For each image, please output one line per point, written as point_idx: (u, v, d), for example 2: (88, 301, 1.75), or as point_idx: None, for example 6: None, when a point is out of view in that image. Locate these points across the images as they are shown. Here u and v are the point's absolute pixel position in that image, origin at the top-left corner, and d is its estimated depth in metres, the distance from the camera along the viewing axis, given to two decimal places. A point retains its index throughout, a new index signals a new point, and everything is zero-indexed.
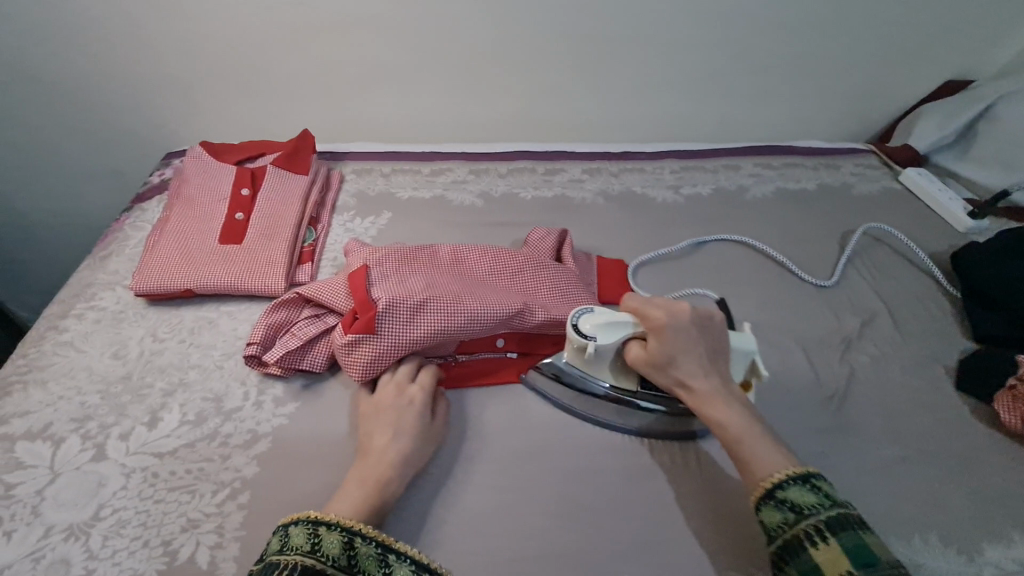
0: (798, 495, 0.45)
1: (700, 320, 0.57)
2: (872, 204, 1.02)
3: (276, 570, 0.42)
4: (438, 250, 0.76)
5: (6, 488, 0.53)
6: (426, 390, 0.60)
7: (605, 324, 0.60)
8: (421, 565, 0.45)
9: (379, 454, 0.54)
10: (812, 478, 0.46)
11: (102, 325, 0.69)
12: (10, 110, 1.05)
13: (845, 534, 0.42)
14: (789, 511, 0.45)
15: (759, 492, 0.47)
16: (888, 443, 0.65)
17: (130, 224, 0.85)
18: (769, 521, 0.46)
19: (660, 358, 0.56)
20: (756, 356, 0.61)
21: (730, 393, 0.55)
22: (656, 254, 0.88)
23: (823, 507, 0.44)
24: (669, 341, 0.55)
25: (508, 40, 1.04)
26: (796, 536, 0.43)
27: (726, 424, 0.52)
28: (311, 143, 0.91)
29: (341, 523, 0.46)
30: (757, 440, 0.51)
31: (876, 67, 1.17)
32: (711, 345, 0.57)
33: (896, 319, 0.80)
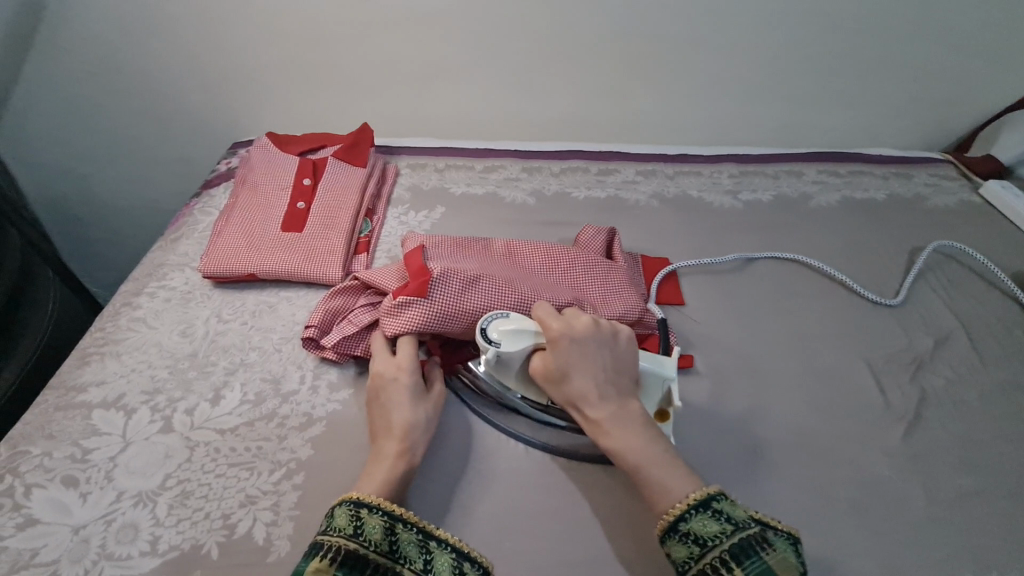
0: (701, 526, 0.44)
1: (600, 336, 0.54)
2: (947, 217, 0.96)
3: (320, 551, 0.43)
4: (491, 245, 0.76)
5: (83, 452, 0.56)
6: (410, 362, 0.59)
7: (514, 331, 0.56)
8: (462, 554, 0.46)
9: (393, 430, 0.54)
10: (713, 502, 0.45)
11: (171, 303, 0.73)
12: (95, 99, 1.12)
13: (749, 562, 0.41)
14: (694, 545, 0.43)
15: (662, 524, 0.45)
16: (963, 473, 0.60)
17: (199, 209, 0.89)
18: (673, 557, 0.44)
19: (558, 378, 0.53)
20: (672, 384, 0.56)
21: (630, 412, 0.51)
22: (696, 262, 0.84)
23: (724, 535, 0.43)
24: (566, 359, 0.52)
25: (567, 39, 1.03)
26: (703, 571, 0.42)
27: (621, 450, 0.49)
28: (370, 136, 0.93)
29: (382, 506, 0.46)
30: (655, 467, 0.48)
31: (957, 71, 1.10)
32: (613, 363, 0.53)
33: (973, 340, 0.75)
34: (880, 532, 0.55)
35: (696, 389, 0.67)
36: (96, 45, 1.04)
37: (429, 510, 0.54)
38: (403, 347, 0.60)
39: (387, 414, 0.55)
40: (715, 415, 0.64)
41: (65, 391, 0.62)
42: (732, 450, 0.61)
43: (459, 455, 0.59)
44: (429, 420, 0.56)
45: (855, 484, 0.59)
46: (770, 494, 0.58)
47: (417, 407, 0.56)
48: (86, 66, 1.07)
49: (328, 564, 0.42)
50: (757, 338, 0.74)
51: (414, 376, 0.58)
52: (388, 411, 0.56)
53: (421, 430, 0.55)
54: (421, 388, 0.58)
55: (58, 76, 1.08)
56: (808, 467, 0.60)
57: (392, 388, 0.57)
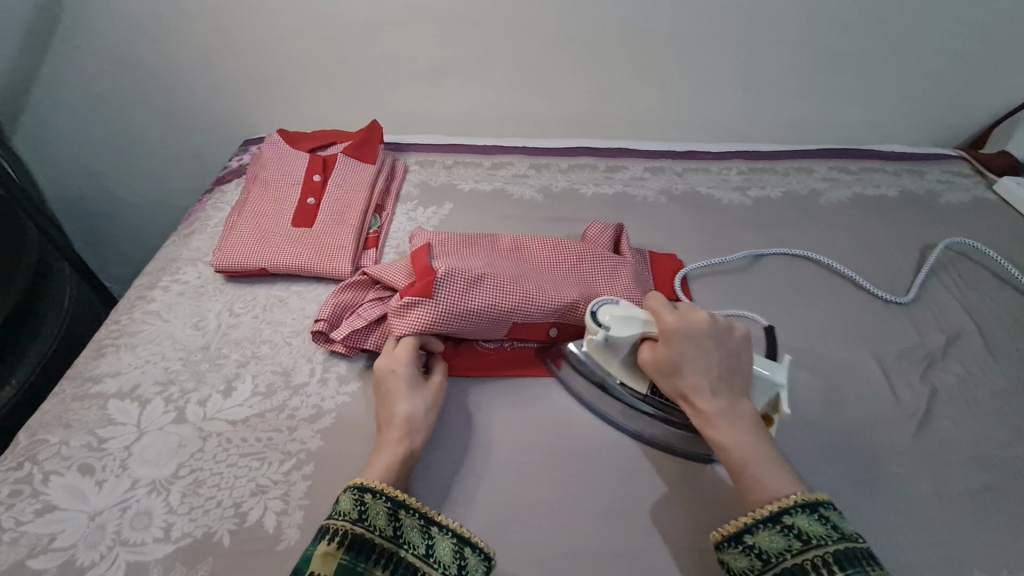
0: (807, 524, 0.43)
1: (717, 332, 0.53)
2: (961, 213, 0.95)
3: (327, 534, 0.43)
4: (498, 240, 0.77)
5: (98, 441, 0.57)
6: (406, 354, 0.60)
7: (624, 317, 0.57)
8: (462, 538, 0.47)
9: (395, 422, 0.55)
10: (822, 507, 0.44)
11: (184, 297, 0.74)
12: (109, 98, 1.14)
13: (852, 571, 0.41)
14: (795, 539, 0.43)
15: (761, 512, 0.45)
16: (974, 471, 0.60)
17: (211, 205, 0.90)
18: (766, 545, 0.44)
19: (669, 367, 0.53)
20: (780, 391, 0.56)
21: (741, 411, 0.51)
22: (708, 262, 0.83)
23: (831, 539, 0.42)
24: (681, 351, 0.52)
25: (573, 36, 1.04)
26: (800, 567, 0.42)
27: (728, 446, 0.49)
28: (379, 133, 0.94)
29: (385, 491, 0.47)
30: (762, 465, 0.47)
31: (971, 66, 1.08)
32: (727, 359, 0.52)
33: (986, 337, 0.74)
34: (889, 529, 0.55)
35: None
36: (110, 44, 1.06)
37: (438, 501, 0.55)
38: (404, 342, 0.61)
39: (391, 405, 0.56)
40: None
41: (81, 381, 0.63)
42: None
43: (469, 447, 0.59)
44: (428, 410, 0.57)
45: (863, 481, 0.59)
46: None
47: (418, 399, 0.57)
48: (100, 64, 1.09)
49: (337, 547, 0.42)
50: (766, 334, 0.74)
51: (410, 367, 0.59)
52: (390, 402, 0.57)
53: (421, 421, 0.56)
54: (419, 378, 0.59)
55: (73, 74, 1.10)
56: (817, 463, 0.60)
57: (392, 379, 0.58)
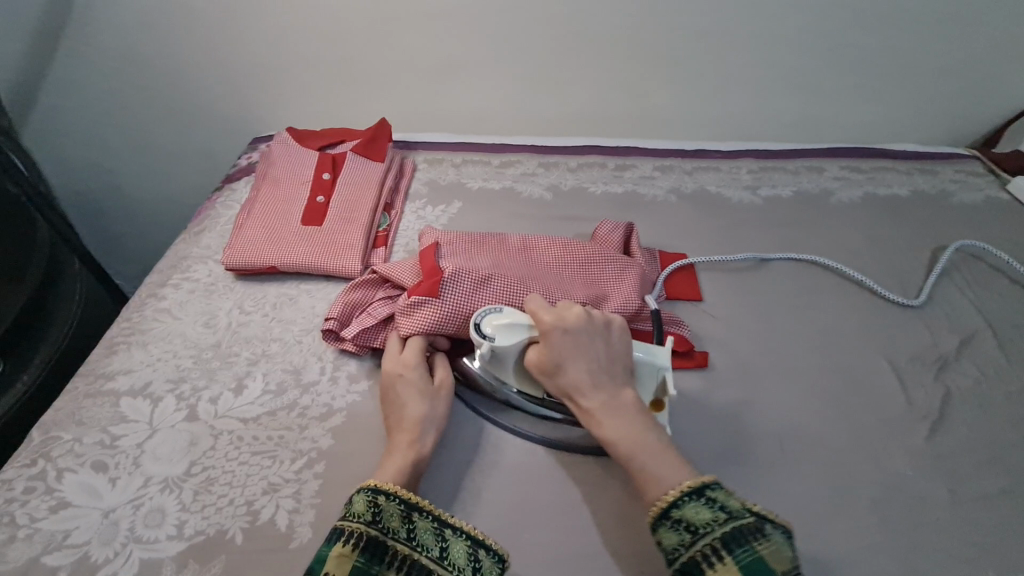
0: (694, 513, 0.44)
1: (591, 326, 0.55)
2: (974, 213, 0.94)
3: (341, 536, 0.44)
4: (508, 239, 0.77)
5: (112, 438, 0.57)
6: (416, 357, 0.60)
7: (506, 324, 0.57)
8: (477, 542, 0.46)
9: (405, 427, 0.55)
10: (707, 490, 0.44)
11: (195, 295, 0.74)
12: (119, 96, 1.14)
13: (739, 551, 0.41)
14: (685, 532, 0.43)
15: (653, 511, 0.45)
16: (987, 474, 0.59)
17: (221, 203, 0.90)
18: (665, 544, 0.44)
19: (551, 366, 0.54)
20: (666, 373, 0.56)
21: (622, 401, 0.52)
22: (710, 258, 0.83)
23: (717, 522, 0.43)
24: (557, 351, 0.53)
25: (585, 34, 1.03)
26: (693, 558, 0.42)
27: (615, 438, 0.50)
28: (388, 131, 0.94)
29: (399, 494, 0.47)
30: (645, 456, 0.48)
31: (985, 64, 1.07)
32: (603, 353, 0.54)
33: (1000, 339, 0.73)
34: (902, 533, 0.55)
35: (715, 385, 0.67)
36: (122, 43, 1.06)
37: (448, 501, 0.55)
38: (411, 343, 0.61)
39: (401, 409, 0.56)
40: (734, 413, 0.64)
41: (93, 379, 0.63)
42: (751, 447, 0.60)
43: (478, 447, 0.59)
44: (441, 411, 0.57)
45: (876, 485, 0.58)
46: (787, 492, 0.57)
47: (427, 402, 0.57)
48: (111, 61, 1.09)
49: (350, 550, 0.43)
50: (778, 334, 0.73)
51: (419, 370, 0.59)
52: (400, 406, 0.57)
53: (433, 425, 0.56)
54: (427, 379, 0.59)
55: (85, 71, 1.10)
56: (829, 466, 0.59)
57: (401, 383, 0.58)
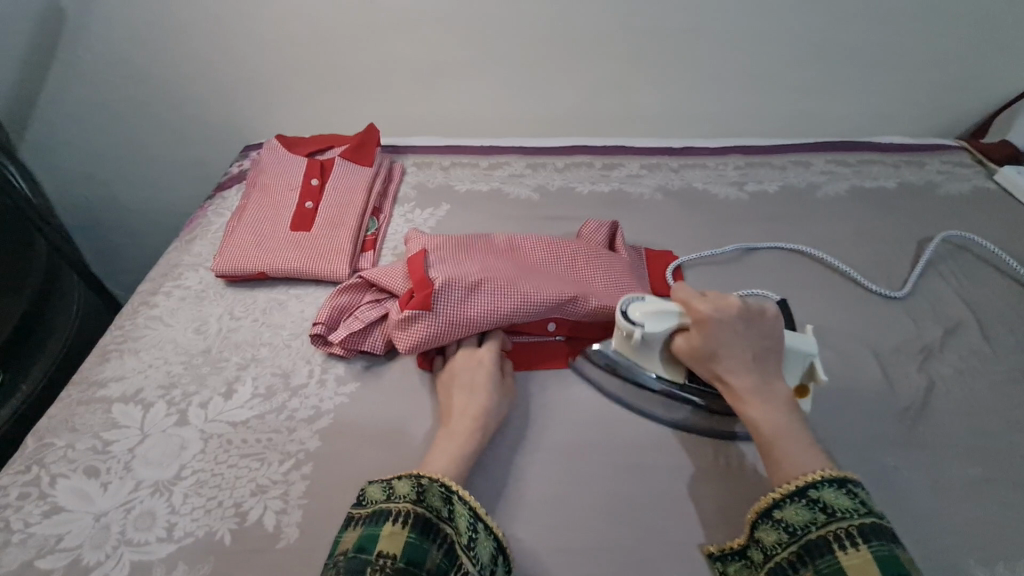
0: (833, 498, 0.45)
1: (748, 315, 0.55)
2: (961, 204, 0.94)
3: (389, 516, 0.46)
4: (493, 239, 0.78)
5: (103, 444, 0.59)
6: (491, 352, 0.64)
7: (656, 313, 0.58)
8: (500, 545, 0.48)
9: (470, 412, 0.58)
10: (849, 483, 0.45)
11: (186, 302, 0.75)
12: (111, 108, 1.16)
13: (877, 543, 0.42)
14: (820, 512, 0.45)
15: (789, 488, 0.47)
16: (972, 462, 0.60)
17: (212, 211, 0.92)
18: (792, 518, 0.46)
19: (704, 351, 0.55)
20: (814, 360, 0.57)
21: (775, 392, 0.53)
22: (699, 254, 0.84)
23: (856, 512, 0.44)
24: (713, 339, 0.54)
25: (567, 35, 1.04)
26: (825, 538, 0.43)
27: (762, 425, 0.51)
28: (375, 136, 0.95)
29: (439, 478, 0.50)
30: (795, 444, 0.49)
31: (971, 55, 1.07)
32: (759, 342, 0.54)
33: (984, 328, 0.73)
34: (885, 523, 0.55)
35: None
36: (111, 55, 1.08)
37: None
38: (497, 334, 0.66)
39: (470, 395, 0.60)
40: None
41: (86, 386, 0.65)
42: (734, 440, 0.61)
43: None
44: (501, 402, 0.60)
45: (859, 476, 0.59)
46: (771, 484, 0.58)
47: (493, 391, 0.60)
48: (103, 74, 1.10)
49: (401, 527, 0.45)
50: None
51: (494, 366, 0.62)
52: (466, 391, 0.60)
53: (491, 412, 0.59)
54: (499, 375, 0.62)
55: (77, 84, 1.12)
56: None
57: (474, 370, 0.62)
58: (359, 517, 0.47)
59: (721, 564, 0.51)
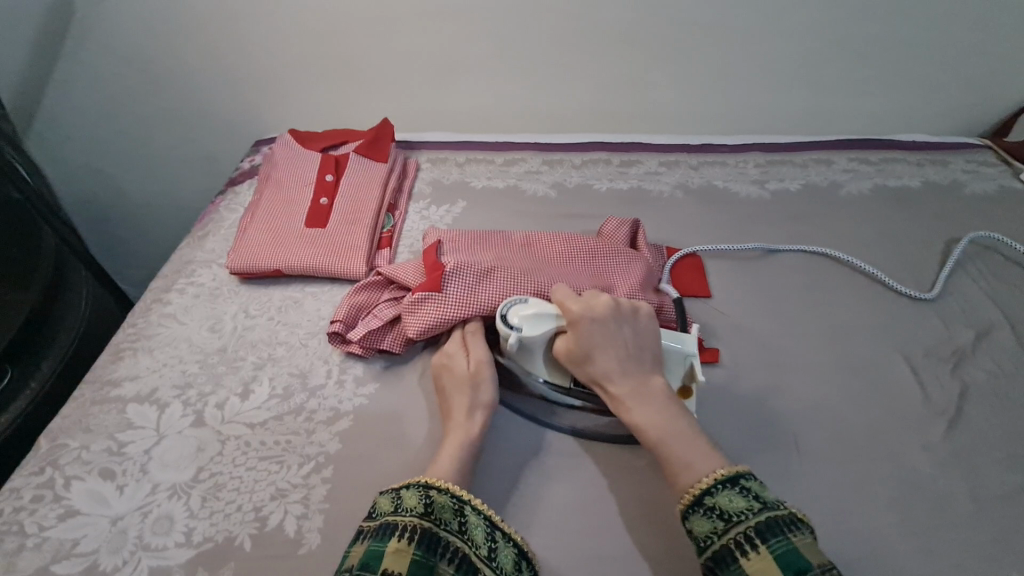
0: (727, 501, 0.43)
1: (618, 314, 0.55)
2: (987, 204, 0.92)
3: (396, 531, 0.44)
4: (512, 236, 0.76)
5: (119, 445, 0.57)
6: (455, 346, 0.60)
7: (533, 315, 0.57)
8: (522, 551, 0.47)
9: (454, 414, 0.56)
10: (741, 479, 0.44)
11: (200, 299, 0.74)
12: (121, 101, 1.14)
13: (774, 541, 0.40)
14: (718, 520, 0.43)
15: (687, 499, 0.45)
16: (1009, 470, 0.58)
17: (224, 207, 0.90)
18: (697, 530, 0.43)
19: (579, 354, 0.53)
20: (694, 360, 0.56)
21: (653, 388, 0.51)
22: (716, 247, 0.83)
23: (751, 511, 0.42)
24: (586, 339, 0.53)
25: (588, 30, 1.02)
26: (727, 547, 0.41)
27: (644, 424, 0.49)
28: (390, 131, 0.93)
29: (451, 488, 0.48)
30: (676, 440, 0.48)
31: (998, 51, 1.05)
32: (634, 340, 0.54)
33: (1017, 331, 0.71)
34: (923, 533, 0.53)
35: (727, 383, 0.66)
36: (121, 47, 1.06)
37: None
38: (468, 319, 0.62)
39: (449, 400, 0.57)
40: (746, 410, 0.63)
41: (99, 385, 0.63)
42: (765, 444, 0.60)
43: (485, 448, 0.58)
44: (485, 394, 0.57)
45: (894, 484, 0.57)
46: (805, 490, 0.56)
47: (468, 388, 0.57)
48: (113, 67, 1.09)
49: (407, 544, 0.43)
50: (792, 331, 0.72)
51: (460, 360, 0.59)
52: (449, 397, 0.58)
53: (479, 408, 0.56)
54: (466, 367, 0.58)
55: (86, 77, 1.10)
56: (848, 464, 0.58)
57: (446, 374, 0.59)
58: (365, 532, 0.45)
59: None
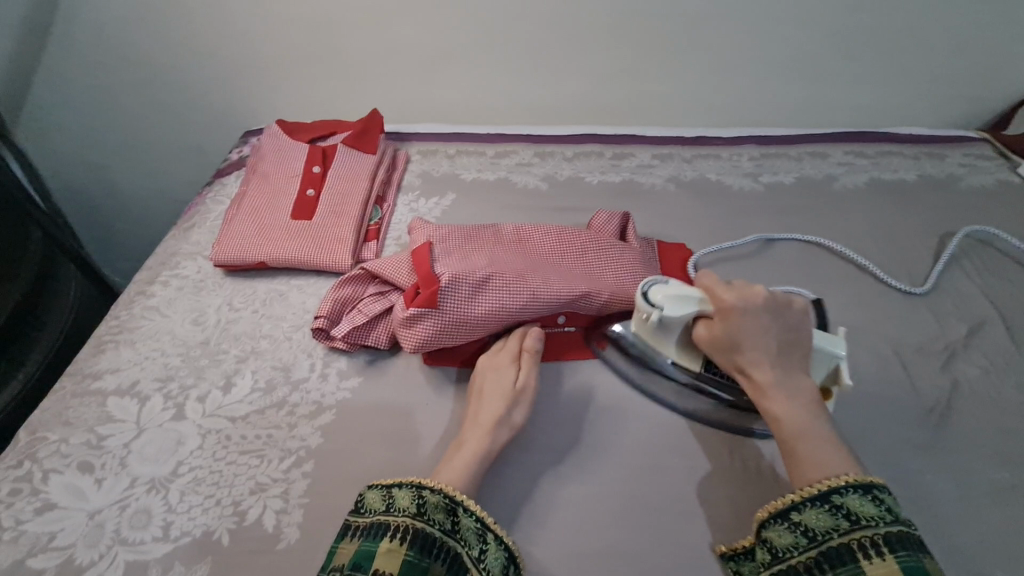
0: (858, 505, 0.42)
1: (776, 305, 0.52)
2: (983, 198, 0.91)
3: (387, 531, 0.44)
4: (500, 229, 0.75)
5: (98, 438, 0.57)
6: (510, 357, 0.60)
7: (676, 296, 0.56)
8: (512, 555, 0.46)
9: (481, 419, 0.55)
10: (876, 489, 0.42)
11: (184, 292, 0.73)
12: (107, 91, 1.13)
13: (905, 554, 0.39)
14: (843, 519, 0.42)
15: (810, 491, 0.44)
16: (998, 467, 0.57)
17: (211, 198, 0.89)
18: (813, 523, 0.43)
19: (726, 340, 0.52)
20: (841, 362, 0.53)
21: (799, 385, 0.49)
22: (718, 247, 0.82)
23: (883, 521, 0.41)
24: (738, 327, 0.51)
25: (577, 20, 1.01)
26: (849, 547, 0.41)
27: (783, 418, 0.48)
28: (379, 122, 0.92)
29: (444, 489, 0.48)
30: (816, 439, 0.46)
31: (998, 42, 1.03)
32: (787, 334, 0.51)
33: (1010, 327, 0.71)
34: None
35: None
36: (106, 36, 1.05)
37: None
38: (532, 332, 0.61)
39: (484, 403, 0.57)
40: None
41: (80, 378, 0.63)
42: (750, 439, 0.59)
43: None
44: (518, 415, 0.56)
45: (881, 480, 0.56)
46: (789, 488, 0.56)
47: (509, 404, 0.56)
48: (100, 56, 1.07)
49: (399, 544, 0.43)
50: None
51: (510, 371, 0.59)
52: (483, 400, 0.57)
53: (506, 427, 0.55)
54: (514, 380, 0.58)
55: (71, 67, 1.09)
56: None
57: (492, 378, 0.59)
58: (356, 528, 0.45)
59: (734, 564, 0.49)
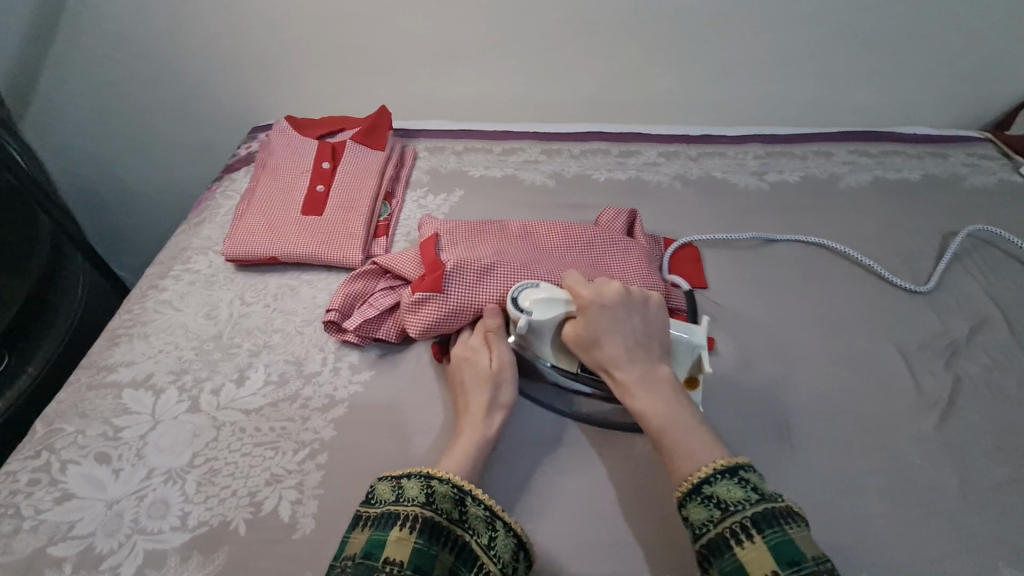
0: (726, 491, 0.43)
1: (629, 303, 0.55)
2: (986, 198, 0.92)
3: (398, 520, 0.45)
4: (508, 225, 0.76)
5: (114, 430, 0.57)
6: (479, 340, 0.60)
7: (544, 299, 0.57)
8: (521, 541, 0.48)
9: (471, 410, 0.56)
10: (740, 471, 0.44)
11: (196, 286, 0.74)
12: (115, 86, 1.13)
13: (770, 532, 0.40)
14: (715, 508, 0.43)
15: (684, 487, 0.45)
16: (999, 462, 0.58)
17: (221, 193, 0.90)
18: (693, 518, 0.44)
19: (589, 341, 0.54)
20: (701, 352, 0.56)
21: (659, 378, 0.52)
22: (715, 237, 0.83)
23: (748, 502, 0.42)
24: (596, 326, 0.53)
25: (587, 19, 1.01)
26: (723, 535, 0.42)
27: (648, 412, 0.50)
28: (388, 118, 0.92)
29: (453, 479, 0.48)
30: (679, 428, 0.48)
31: (1002, 42, 1.04)
32: (643, 328, 0.54)
33: (1012, 325, 0.72)
34: (914, 523, 0.54)
35: (723, 374, 0.66)
36: (115, 32, 1.05)
37: None
38: (488, 311, 0.60)
39: (468, 395, 0.57)
40: (737, 403, 0.63)
41: (96, 371, 0.63)
42: (756, 433, 0.60)
43: None
44: (505, 396, 0.57)
45: (885, 476, 0.57)
46: (794, 483, 0.56)
47: (501, 388, 0.57)
48: (110, 52, 1.08)
49: (409, 532, 0.44)
50: (787, 322, 0.72)
51: (481, 355, 0.59)
52: (467, 392, 0.58)
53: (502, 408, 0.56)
54: (486, 364, 0.58)
55: (80, 62, 1.09)
56: (839, 455, 0.59)
57: (467, 367, 0.59)
58: (365, 518, 0.46)
59: None
